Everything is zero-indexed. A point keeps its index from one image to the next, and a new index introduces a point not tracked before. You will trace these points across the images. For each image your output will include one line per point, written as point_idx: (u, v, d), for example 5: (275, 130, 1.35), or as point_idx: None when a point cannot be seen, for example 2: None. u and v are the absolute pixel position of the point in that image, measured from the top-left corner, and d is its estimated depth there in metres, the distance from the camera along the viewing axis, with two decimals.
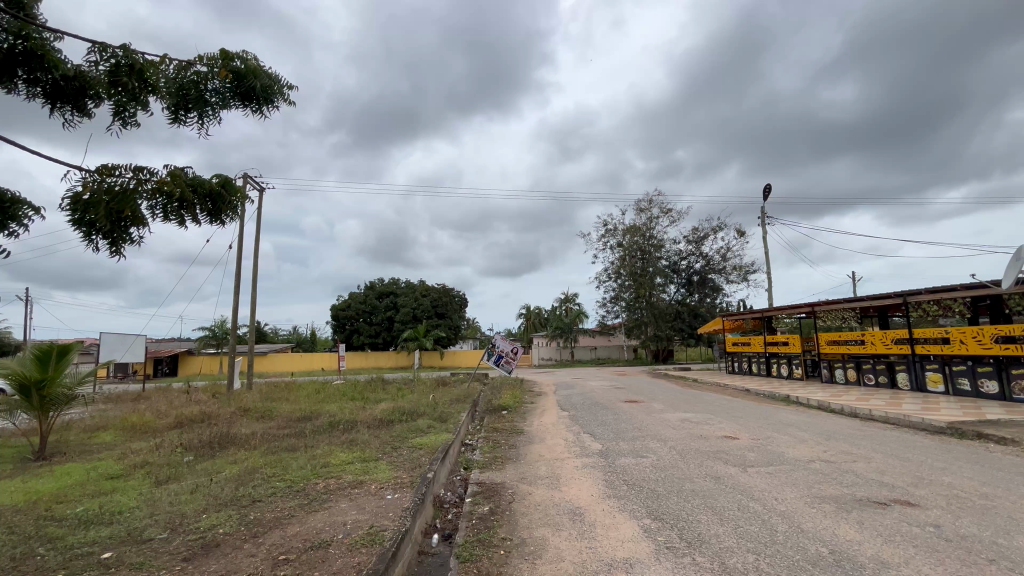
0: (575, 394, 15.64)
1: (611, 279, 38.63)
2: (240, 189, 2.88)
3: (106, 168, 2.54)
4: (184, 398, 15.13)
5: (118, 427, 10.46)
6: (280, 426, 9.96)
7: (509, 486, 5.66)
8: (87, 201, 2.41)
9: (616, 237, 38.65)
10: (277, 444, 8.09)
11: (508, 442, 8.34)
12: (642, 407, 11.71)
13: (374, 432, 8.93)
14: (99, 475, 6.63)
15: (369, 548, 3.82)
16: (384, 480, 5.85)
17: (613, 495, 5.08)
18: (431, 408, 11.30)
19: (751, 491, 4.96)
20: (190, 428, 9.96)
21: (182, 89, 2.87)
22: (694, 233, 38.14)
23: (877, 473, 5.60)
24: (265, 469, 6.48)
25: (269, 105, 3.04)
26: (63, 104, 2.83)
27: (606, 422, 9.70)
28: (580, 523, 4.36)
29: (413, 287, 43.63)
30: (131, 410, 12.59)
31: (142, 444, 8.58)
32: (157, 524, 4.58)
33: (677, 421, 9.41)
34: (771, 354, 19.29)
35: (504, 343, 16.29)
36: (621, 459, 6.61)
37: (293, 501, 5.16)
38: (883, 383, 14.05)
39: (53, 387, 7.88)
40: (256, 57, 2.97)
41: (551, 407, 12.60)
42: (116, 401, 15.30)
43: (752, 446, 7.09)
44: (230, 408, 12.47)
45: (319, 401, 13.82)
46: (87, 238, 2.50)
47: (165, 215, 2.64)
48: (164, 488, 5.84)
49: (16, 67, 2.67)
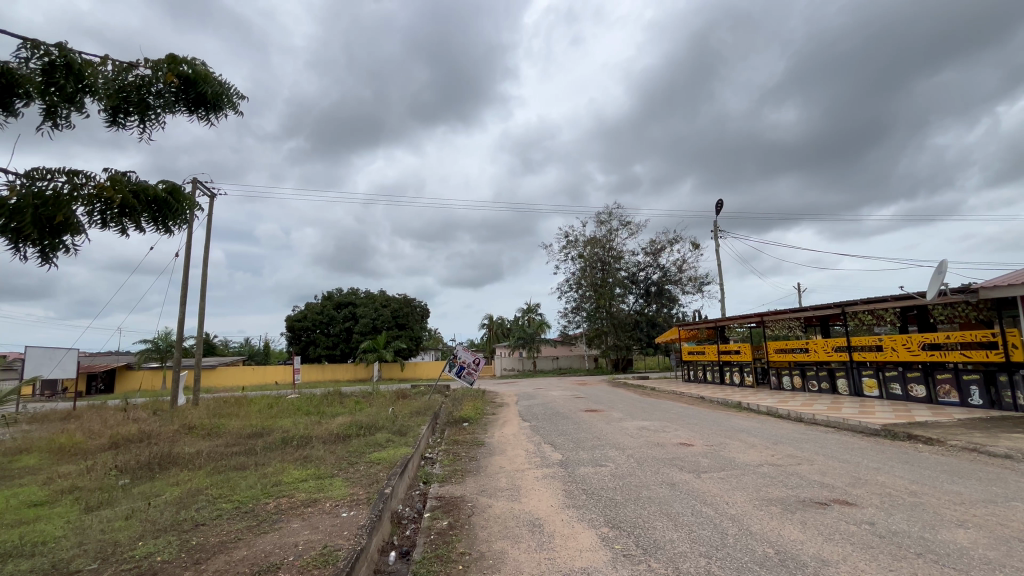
0: (536, 404, 15.67)
1: (573, 289, 39.13)
2: (188, 198, 2.80)
3: (35, 171, 2.38)
4: (122, 416, 14.15)
5: (43, 449, 9.67)
6: (228, 444, 9.48)
7: (470, 499, 5.61)
8: (13, 207, 2.25)
9: (577, 249, 39.33)
10: (225, 463, 7.70)
11: (469, 454, 8.28)
12: (601, 416, 11.88)
13: (330, 447, 8.66)
14: (20, 502, 6.10)
15: (321, 569, 3.68)
16: (339, 497, 5.65)
17: (572, 505, 5.10)
18: (390, 422, 11.04)
19: (705, 496, 5.11)
20: (126, 449, 9.31)
21: (123, 91, 2.78)
22: (652, 246, 39.42)
23: (818, 474, 5.92)
24: (210, 489, 6.14)
25: (218, 112, 3.01)
26: None
27: (565, 431, 9.76)
28: (539, 534, 4.36)
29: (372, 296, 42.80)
30: (58, 432, 11.61)
31: (71, 468, 7.94)
32: (86, 554, 4.25)
33: (635, 429, 9.60)
34: (724, 363, 20.09)
35: (466, 354, 16.13)
36: (581, 468, 6.70)
37: (241, 523, 4.91)
38: (825, 389, 14.89)
39: None
40: (206, 63, 2.93)
41: (512, 418, 12.55)
42: (40, 421, 14.07)
43: (706, 452, 7.32)
44: (173, 426, 11.76)
45: (272, 416, 13.23)
46: (13, 245, 2.32)
47: (103, 222, 2.50)
48: (96, 515, 5.42)
49: None
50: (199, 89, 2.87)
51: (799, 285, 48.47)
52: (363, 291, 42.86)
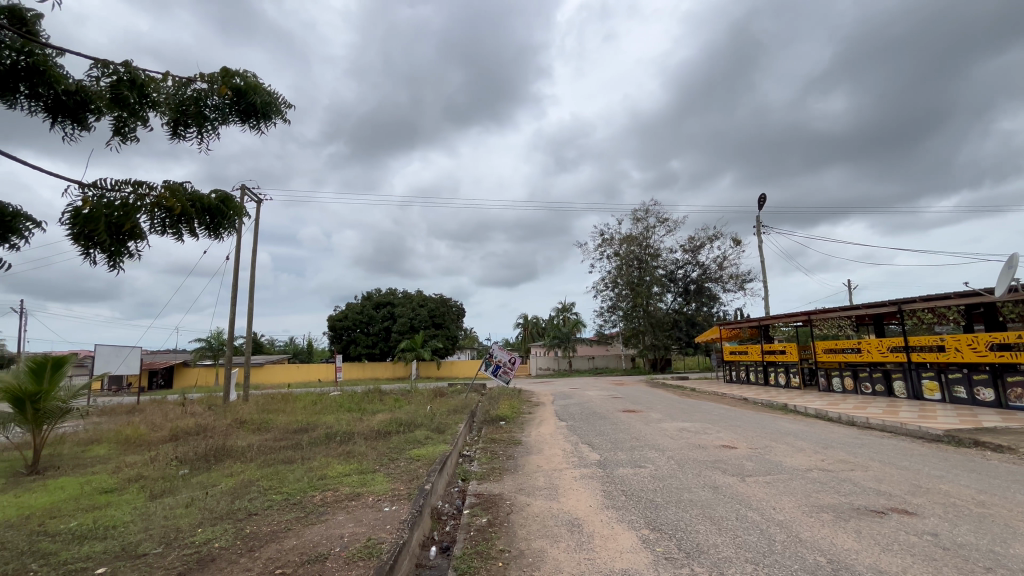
0: (573, 403, 15.59)
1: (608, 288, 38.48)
2: (238, 205, 2.94)
3: (105, 182, 2.59)
4: (180, 411, 15.02)
5: (112, 440, 10.40)
6: (276, 438, 9.90)
7: (508, 497, 5.65)
8: (86, 216, 2.47)
9: (613, 247, 38.75)
10: (274, 457, 8.06)
11: (506, 452, 8.33)
12: (639, 416, 11.69)
13: (372, 443, 8.92)
14: (92, 488, 6.59)
15: (366, 561, 3.81)
16: (381, 492, 5.82)
17: (611, 506, 5.05)
18: (428, 419, 11.25)
19: (750, 501, 4.94)
20: (184, 441, 9.89)
21: (182, 105, 3.01)
22: (691, 242, 38.45)
23: (874, 481, 5.62)
24: (261, 481, 6.45)
25: (267, 122, 3.17)
26: (62, 115, 3.08)
27: (603, 431, 9.68)
28: (578, 534, 4.35)
29: (410, 296, 43.67)
30: (125, 424, 12.48)
31: (137, 458, 8.51)
32: (152, 538, 4.56)
33: (675, 431, 9.39)
34: (768, 363, 19.34)
35: (502, 353, 16.21)
36: (620, 468, 6.61)
37: (290, 514, 5.14)
38: (880, 392, 14.09)
39: (48, 400, 8.09)
40: (257, 74, 3.08)
41: (548, 417, 12.50)
42: (109, 414, 15.15)
43: (751, 455, 7.09)
44: (226, 420, 12.41)
45: (316, 412, 13.75)
46: (86, 251, 2.55)
47: (163, 229, 2.71)
48: (159, 502, 5.80)
49: (18, 82, 2.92)
50: (248, 100, 3.03)
51: (850, 282, 46.13)
52: (401, 292, 43.81)
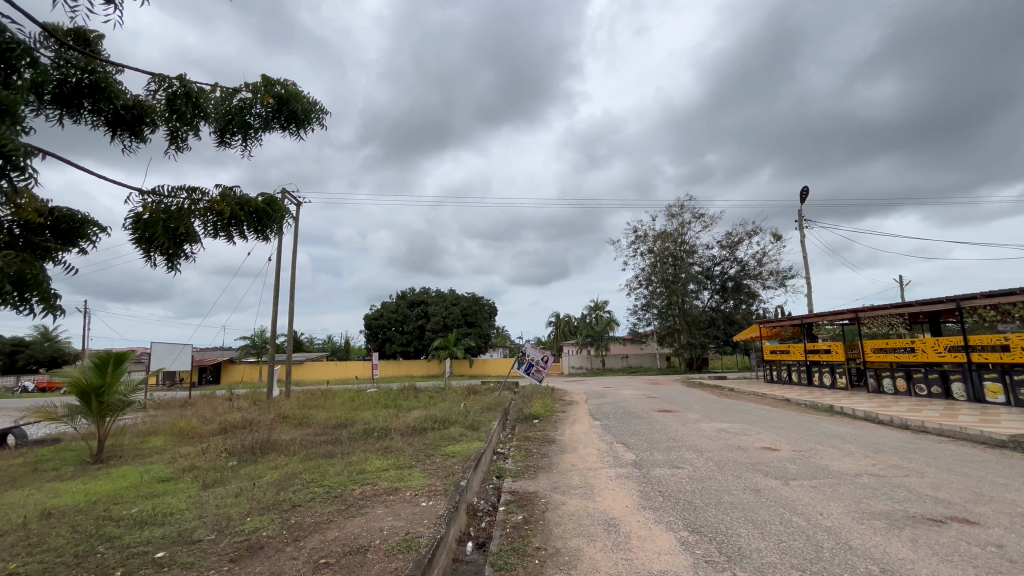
0: (607, 402, 15.43)
1: (642, 285, 37.82)
2: (282, 207, 3.05)
3: (162, 189, 2.74)
4: (227, 405, 15.76)
5: (167, 432, 11.04)
6: (317, 433, 10.26)
7: (543, 496, 5.65)
8: (146, 221, 2.64)
9: (647, 243, 38.08)
10: (315, 450, 8.35)
11: (540, 450, 8.33)
12: (676, 416, 11.46)
13: (408, 439, 9.12)
14: (151, 477, 7.02)
15: (405, 554, 3.91)
16: (418, 487, 5.94)
17: (648, 506, 4.98)
18: (462, 417, 11.39)
19: (795, 505, 4.76)
20: (233, 434, 10.38)
21: (229, 115, 3.16)
22: (728, 238, 37.34)
23: (930, 488, 5.31)
24: (304, 474, 6.71)
25: (307, 128, 3.30)
26: (122, 129, 3.29)
27: (639, 431, 9.54)
28: (615, 534, 4.31)
29: (443, 295, 44.25)
30: (179, 416, 13.21)
31: (190, 449, 9.00)
32: (206, 525, 4.81)
33: (713, 432, 9.15)
34: (812, 363, 18.56)
35: (535, 351, 16.21)
36: (656, 469, 6.50)
37: (331, 506, 5.32)
38: (936, 394, 13.29)
39: (110, 394, 8.65)
40: (297, 82, 3.20)
41: (582, 416, 12.40)
42: (164, 407, 16.09)
43: (795, 458, 6.83)
44: (271, 415, 12.95)
45: (354, 408, 14.15)
46: (147, 254, 2.73)
47: (215, 231, 2.86)
48: (211, 491, 6.12)
49: (82, 99, 3.13)
50: (290, 107, 3.17)
51: (903, 279, 43.66)
52: (434, 290, 44.44)
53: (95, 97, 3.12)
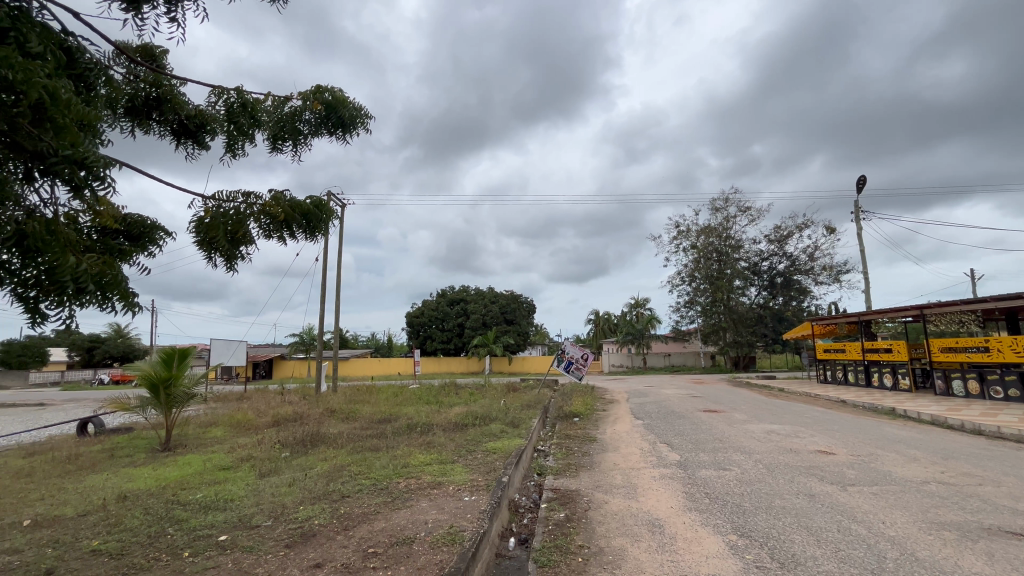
0: (649, 401, 15.10)
1: (685, 282, 36.77)
2: (330, 210, 3.17)
3: (221, 194, 2.91)
4: (279, 399, 16.54)
5: (226, 423, 11.71)
6: (363, 427, 10.61)
7: (585, 494, 5.62)
8: (208, 224, 2.82)
9: (689, 239, 36.99)
10: (362, 444, 8.64)
11: (581, 449, 8.28)
12: (722, 416, 11.10)
13: (450, 435, 9.28)
14: (213, 465, 7.48)
15: (449, 547, 3.98)
16: (460, 482, 6.04)
17: (694, 508, 4.86)
18: (503, 414, 11.47)
19: (854, 512, 4.52)
20: (285, 426, 10.89)
21: (281, 122, 3.32)
22: (777, 232, 35.74)
23: (1008, 498, 4.91)
24: (352, 467, 6.96)
25: (354, 132, 3.42)
26: (186, 138, 3.51)
27: (683, 431, 9.31)
28: (660, 534, 4.23)
29: (482, 293, 44.67)
30: (236, 409, 13.99)
31: (246, 440, 9.51)
32: (263, 512, 5.08)
33: (763, 433, 8.80)
34: (871, 363, 17.50)
35: (574, 349, 16.09)
36: (702, 470, 6.33)
37: (378, 498, 5.49)
38: (1014, 397, 12.24)
39: (176, 386, 9.27)
40: (344, 89, 3.31)
41: (624, 415, 12.21)
42: (223, 400, 17.08)
43: (853, 462, 6.47)
44: (319, 409, 13.50)
45: (398, 403, 14.53)
46: (208, 255, 2.92)
47: (268, 234, 3.01)
48: (266, 480, 6.46)
49: (151, 111, 3.36)
50: (338, 114, 3.29)
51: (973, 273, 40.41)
52: (473, 288, 44.90)
53: (163, 109, 3.35)
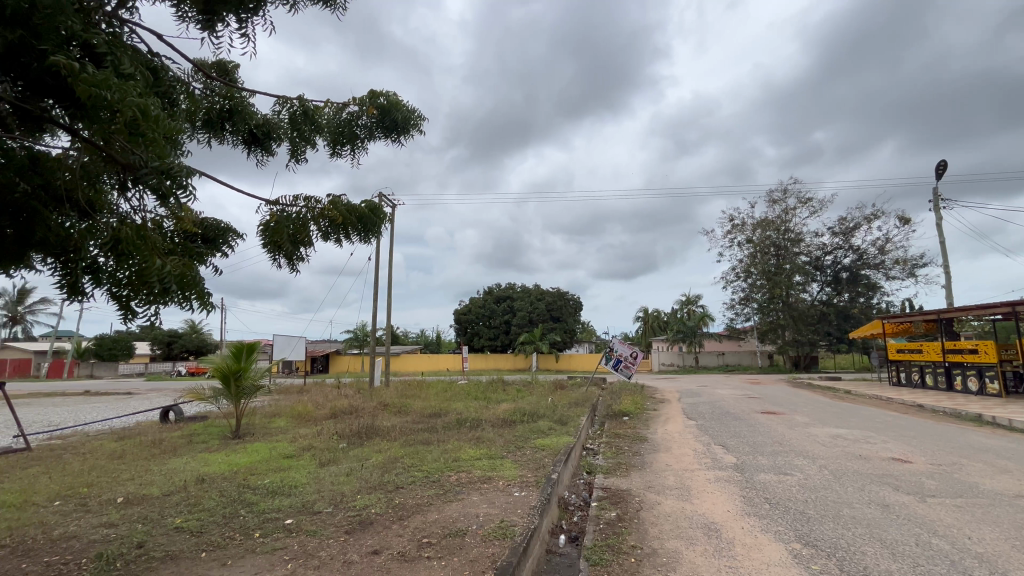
0: (702, 401, 14.59)
1: (740, 278, 35.20)
2: (384, 213, 3.29)
3: (284, 199, 3.10)
4: (336, 392, 17.34)
5: (288, 414, 12.42)
6: (415, 421, 10.94)
7: (636, 494, 5.52)
8: (274, 229, 3.02)
9: (744, 233, 35.36)
10: (414, 437, 8.92)
11: (631, 448, 8.15)
12: (782, 419, 10.56)
13: (499, 430, 9.40)
14: (278, 453, 7.97)
15: (501, 541, 4.04)
16: (510, 477, 6.11)
17: (753, 513, 4.66)
18: (550, 411, 11.48)
19: (935, 526, 4.17)
20: (341, 419, 11.40)
21: (340, 127, 3.49)
22: (842, 224, 33.49)
23: None
24: (405, 459, 7.20)
25: (407, 135, 3.52)
26: (255, 146, 3.75)
27: (739, 433, 8.95)
28: (716, 539, 4.09)
29: (528, 290, 44.77)
30: (297, 401, 14.80)
31: (308, 430, 10.04)
32: (324, 499, 5.36)
33: (828, 437, 8.30)
34: (952, 364, 16.07)
35: (623, 347, 15.82)
36: (761, 474, 6.06)
37: (430, 490, 5.66)
38: None
39: (244, 378, 9.93)
40: (398, 92, 3.43)
41: (676, 415, 11.88)
42: (285, 392, 18.13)
43: (932, 472, 5.98)
44: (373, 403, 14.04)
45: (447, 399, 14.85)
46: (274, 257, 3.13)
47: (327, 236, 3.17)
48: (326, 469, 6.81)
49: (225, 122, 3.61)
50: (392, 117, 3.41)
51: None
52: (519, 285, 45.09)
53: (235, 120, 3.59)
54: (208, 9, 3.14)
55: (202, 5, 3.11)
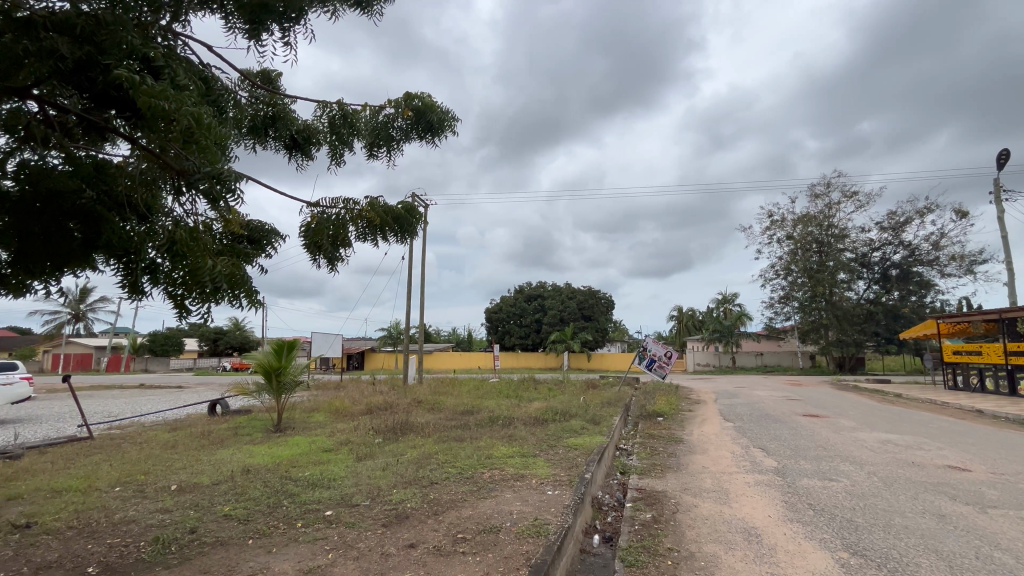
0: (741, 403, 14.17)
1: (780, 276, 33.96)
2: (420, 214, 3.36)
3: (324, 202, 3.20)
4: (372, 389, 17.75)
5: (327, 409, 12.81)
6: (448, 418, 11.09)
7: (672, 496, 5.43)
8: (315, 230, 3.13)
9: (785, 229, 34.07)
10: (447, 434, 9.04)
11: (666, 449, 8.01)
12: (826, 422, 10.14)
13: (531, 429, 9.41)
14: (317, 447, 8.24)
15: (535, 538, 4.06)
16: (543, 476, 6.11)
17: (796, 519, 4.50)
18: (583, 410, 11.40)
19: (998, 539, 3.92)
20: (377, 414, 11.68)
21: (377, 130, 3.58)
22: (892, 218, 31.81)
23: None
24: (439, 455, 7.31)
25: (441, 136, 3.58)
26: (296, 150, 3.90)
27: (780, 436, 8.64)
28: (757, 544, 3.98)
29: (560, 288, 44.59)
30: (334, 397, 15.25)
31: (345, 425, 10.34)
32: (361, 492, 5.52)
33: (877, 443, 7.92)
34: (1016, 368, 15.01)
35: (657, 346, 15.54)
36: (803, 479, 5.84)
37: (464, 486, 5.73)
38: None
39: (285, 374, 10.31)
40: (432, 94, 3.49)
41: (712, 416, 11.59)
42: (323, 388, 18.72)
43: (993, 482, 5.61)
44: (408, 399, 14.30)
45: (480, 396, 14.97)
46: (314, 257, 3.23)
47: (365, 237, 3.26)
48: (363, 463, 6.99)
49: (268, 128, 3.76)
50: (427, 118, 3.47)
51: None
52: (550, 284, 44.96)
53: (278, 126, 3.74)
54: (254, 19, 3.27)
55: (249, 15, 3.23)
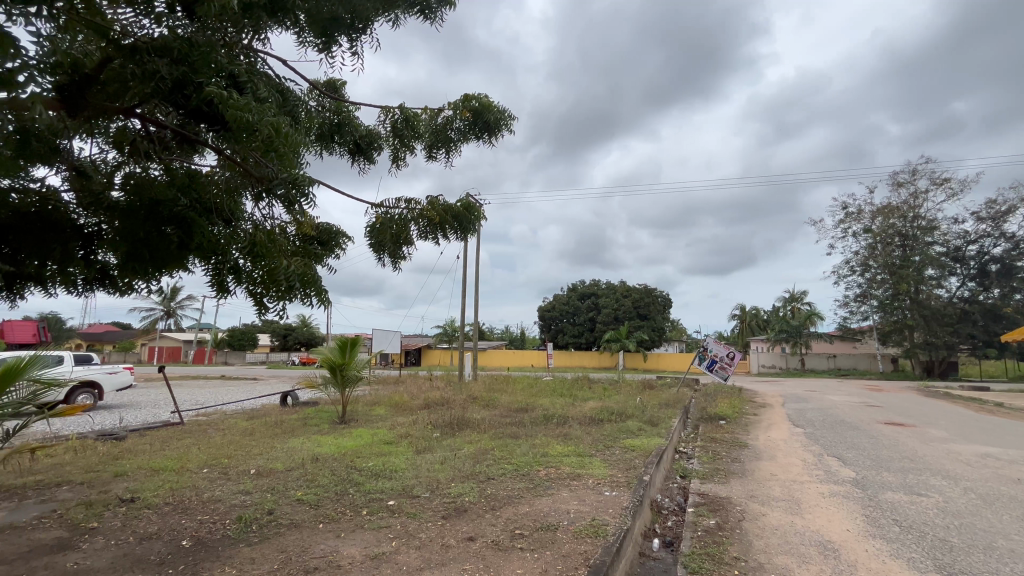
0: (812, 408, 13.27)
1: (856, 272, 31.48)
2: (478, 211, 3.46)
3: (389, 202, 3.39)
4: (429, 384, 18.26)
5: (387, 403, 13.32)
6: (503, 415, 11.19)
7: (738, 503, 5.19)
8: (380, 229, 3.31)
9: (862, 222, 31.55)
10: (502, 430, 9.14)
11: (729, 454, 7.66)
12: (912, 431, 9.29)
13: (586, 428, 9.32)
14: (379, 439, 8.60)
15: (593, 539, 4.02)
16: (600, 476, 6.03)
17: (879, 536, 4.17)
18: (639, 410, 11.14)
19: None
20: (434, 409, 12.00)
21: (436, 132, 3.70)
22: (990, 207, 28.59)
23: None
24: (495, 451, 7.41)
25: (497, 134, 3.65)
26: (359, 154, 4.12)
27: (857, 444, 8.03)
28: (834, 560, 3.72)
29: (614, 287, 43.77)
30: (394, 391, 15.84)
31: (404, 419, 10.71)
32: (421, 484, 5.71)
33: (974, 456, 7.15)
34: None
35: (719, 347, 14.88)
36: (886, 492, 5.39)
37: (520, 483, 5.78)
38: None
39: (349, 369, 10.86)
40: (489, 94, 3.55)
41: (780, 421, 10.94)
42: (384, 383, 19.50)
43: None
44: (463, 395, 14.59)
45: (534, 394, 14.99)
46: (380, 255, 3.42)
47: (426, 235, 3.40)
48: (423, 456, 7.22)
49: (334, 135, 3.99)
50: (484, 117, 3.55)
51: None
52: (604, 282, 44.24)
53: (343, 132, 3.97)
54: (325, 32, 3.48)
55: (321, 29, 3.45)
